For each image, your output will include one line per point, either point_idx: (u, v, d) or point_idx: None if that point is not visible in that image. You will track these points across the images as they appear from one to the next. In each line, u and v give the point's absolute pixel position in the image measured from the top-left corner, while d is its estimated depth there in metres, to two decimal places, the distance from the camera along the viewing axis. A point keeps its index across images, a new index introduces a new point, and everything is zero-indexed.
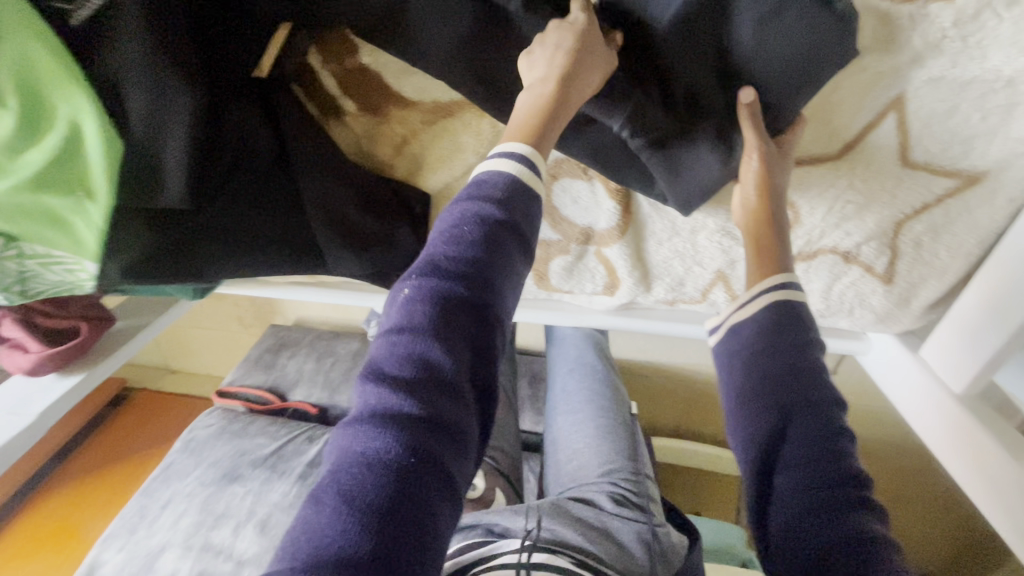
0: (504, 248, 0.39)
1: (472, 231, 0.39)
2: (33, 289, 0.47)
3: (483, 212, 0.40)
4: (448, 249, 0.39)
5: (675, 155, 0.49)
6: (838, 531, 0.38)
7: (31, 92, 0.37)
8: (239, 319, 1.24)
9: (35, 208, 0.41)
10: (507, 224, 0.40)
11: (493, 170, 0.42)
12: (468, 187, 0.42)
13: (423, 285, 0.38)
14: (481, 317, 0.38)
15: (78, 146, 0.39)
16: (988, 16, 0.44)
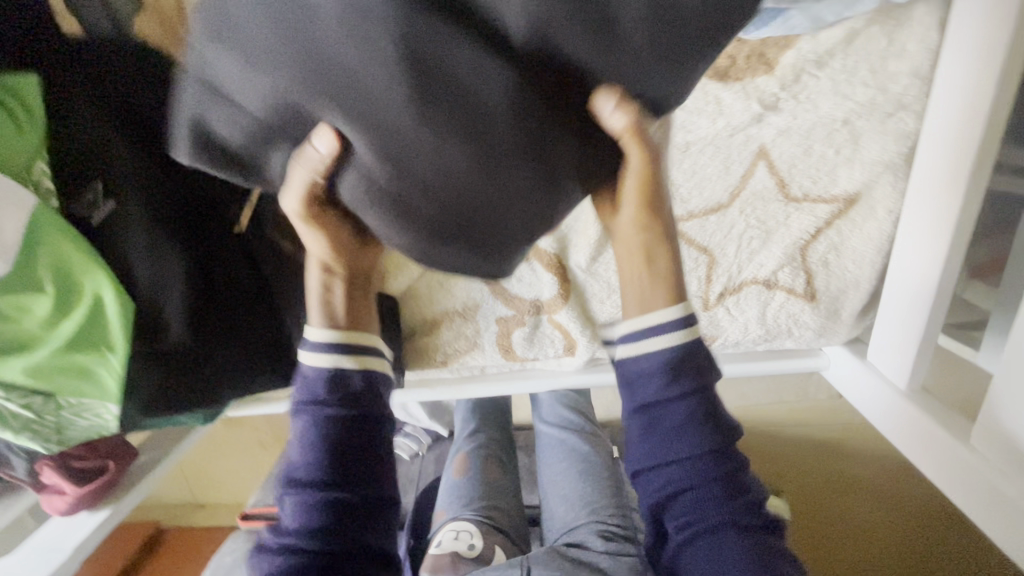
0: (359, 427, 0.49)
1: (317, 437, 0.48)
2: (69, 437, 0.55)
3: (322, 415, 0.48)
4: (301, 457, 0.48)
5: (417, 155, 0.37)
6: (741, 525, 0.46)
7: (63, 278, 0.47)
8: (261, 440, 1.31)
9: (69, 366, 0.51)
10: (346, 416, 0.48)
11: (311, 358, 0.50)
12: (297, 392, 0.51)
13: (293, 491, 0.47)
14: (352, 500, 0.46)
15: (100, 313, 0.49)
16: (807, 77, 0.55)
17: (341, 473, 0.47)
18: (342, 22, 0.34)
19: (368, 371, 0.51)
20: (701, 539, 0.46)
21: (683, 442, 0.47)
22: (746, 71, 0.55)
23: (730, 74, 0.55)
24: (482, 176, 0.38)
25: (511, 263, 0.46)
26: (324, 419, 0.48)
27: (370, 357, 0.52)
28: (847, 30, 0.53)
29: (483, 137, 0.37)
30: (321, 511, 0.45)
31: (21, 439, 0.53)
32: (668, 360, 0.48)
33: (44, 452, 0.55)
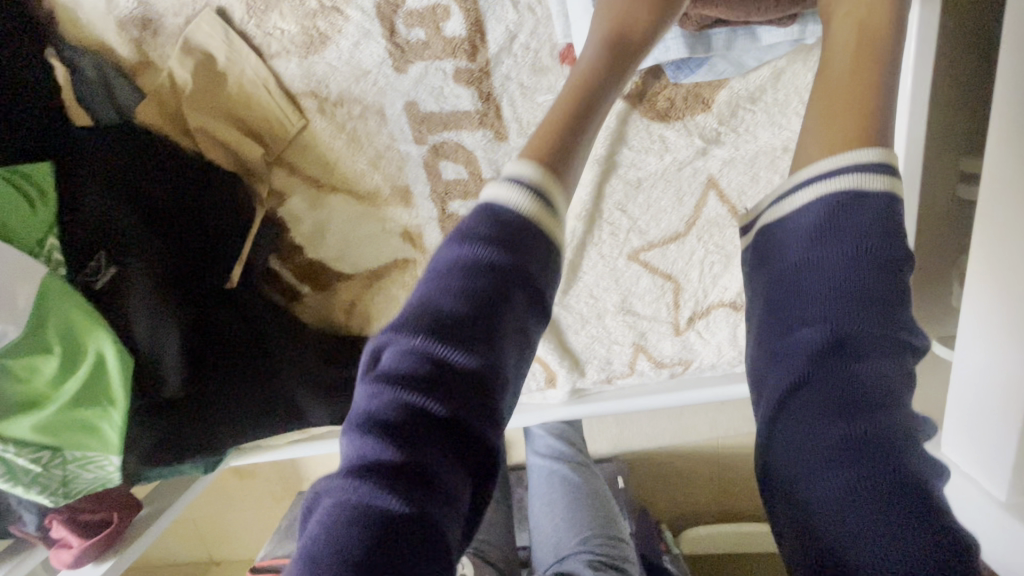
0: (506, 286, 0.40)
1: (471, 283, 0.40)
2: (75, 491, 0.59)
3: (476, 263, 0.41)
4: (450, 295, 0.40)
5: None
6: (892, 445, 0.34)
7: (69, 338, 0.52)
8: (272, 494, 1.32)
9: (75, 421, 0.55)
10: (502, 271, 0.40)
11: (507, 196, 0.43)
12: (461, 228, 0.43)
13: (405, 339, 0.39)
14: (478, 375, 0.38)
15: (102, 369, 0.54)
16: (743, 112, 0.60)
17: (483, 328, 0.39)
18: None
19: (540, 228, 0.42)
20: (838, 420, 0.35)
21: (819, 309, 0.40)
22: (685, 110, 0.60)
23: (670, 115, 0.60)
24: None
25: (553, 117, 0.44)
26: (489, 266, 0.41)
27: (551, 220, 0.43)
28: (773, 69, 0.57)
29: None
30: (426, 369, 0.37)
31: (27, 495, 0.56)
32: (836, 203, 0.41)
33: (52, 505, 0.57)
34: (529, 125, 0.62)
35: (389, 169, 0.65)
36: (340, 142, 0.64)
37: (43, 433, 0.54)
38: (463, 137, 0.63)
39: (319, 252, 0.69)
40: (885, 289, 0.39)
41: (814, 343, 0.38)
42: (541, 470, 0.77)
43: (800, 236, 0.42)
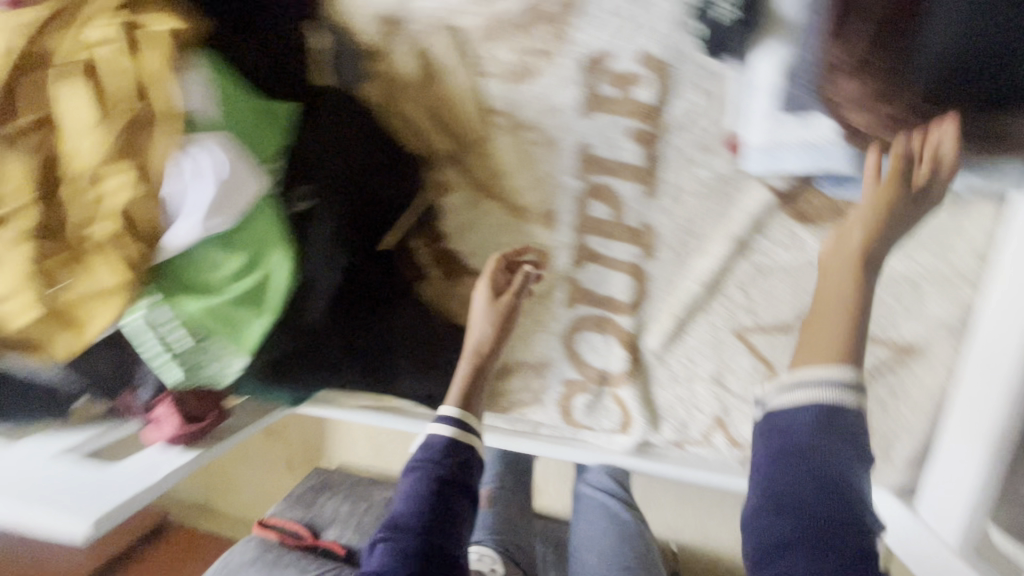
0: (448, 495, 0.57)
1: (422, 493, 0.57)
2: (196, 376, 0.67)
3: (427, 477, 0.58)
4: (407, 507, 0.57)
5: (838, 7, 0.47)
6: None
7: (257, 246, 0.61)
8: (288, 463, 1.45)
9: (228, 316, 0.63)
10: (446, 481, 0.58)
11: (434, 437, 0.61)
12: (418, 451, 0.61)
13: (387, 538, 0.56)
14: (436, 555, 0.54)
15: (269, 280, 0.62)
16: None
17: (434, 523, 0.55)
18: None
19: (470, 446, 0.61)
20: (824, 541, 0.46)
21: (800, 484, 0.48)
22: (826, 218, 0.66)
23: (811, 219, 0.66)
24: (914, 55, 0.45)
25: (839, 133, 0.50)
26: (433, 480, 0.57)
27: (476, 435, 0.62)
28: None
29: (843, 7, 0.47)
30: (402, 557, 0.54)
31: (167, 365, 0.65)
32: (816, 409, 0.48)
33: (174, 381, 0.65)
34: (680, 191, 0.69)
35: (545, 192, 0.73)
36: (512, 158, 0.73)
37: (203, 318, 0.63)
38: (619, 184, 0.71)
39: (459, 244, 0.77)
40: (842, 474, 0.47)
41: (787, 509, 0.47)
42: (590, 498, 0.83)
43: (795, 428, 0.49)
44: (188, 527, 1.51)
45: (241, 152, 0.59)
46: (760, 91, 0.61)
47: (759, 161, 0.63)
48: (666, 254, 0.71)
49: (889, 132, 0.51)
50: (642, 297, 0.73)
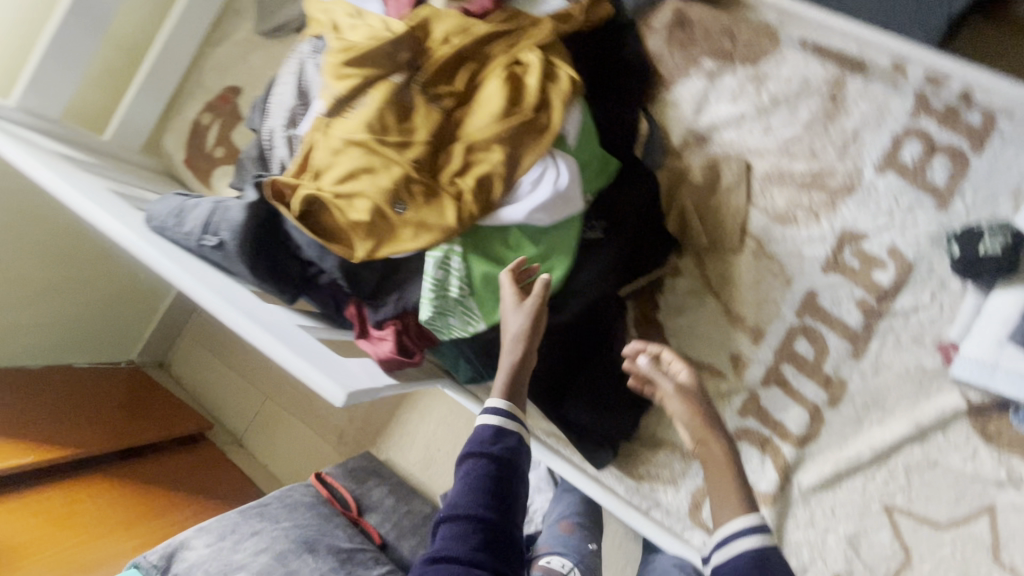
0: (507, 477, 0.59)
1: (478, 480, 0.58)
2: (438, 322, 0.77)
3: (483, 463, 0.59)
4: (465, 496, 0.58)
5: None
6: None
7: (551, 247, 0.74)
8: (338, 433, 1.56)
9: (498, 287, 0.74)
10: (502, 467, 0.59)
11: (483, 425, 0.62)
12: (467, 442, 0.62)
13: (452, 526, 0.57)
14: (502, 539, 0.56)
15: (544, 276, 0.74)
16: None
17: (495, 506, 0.57)
18: None
19: (519, 432, 0.63)
20: None
21: None
22: (1008, 445, 0.74)
23: (994, 439, 0.74)
24: None
25: None
26: (495, 464, 0.59)
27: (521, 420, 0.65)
28: None
29: None
30: (472, 540, 0.55)
31: (426, 300, 0.75)
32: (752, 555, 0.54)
33: (424, 316, 0.75)
34: (882, 365, 0.79)
35: (762, 312, 0.84)
36: (747, 275, 0.85)
37: (481, 280, 0.74)
38: (830, 336, 0.81)
39: (668, 320, 0.88)
40: None
41: None
42: None
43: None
44: (217, 447, 1.58)
45: (578, 175, 0.73)
46: (991, 318, 0.73)
47: (969, 373, 0.73)
48: (847, 409, 0.80)
49: None
50: (812, 438, 0.80)
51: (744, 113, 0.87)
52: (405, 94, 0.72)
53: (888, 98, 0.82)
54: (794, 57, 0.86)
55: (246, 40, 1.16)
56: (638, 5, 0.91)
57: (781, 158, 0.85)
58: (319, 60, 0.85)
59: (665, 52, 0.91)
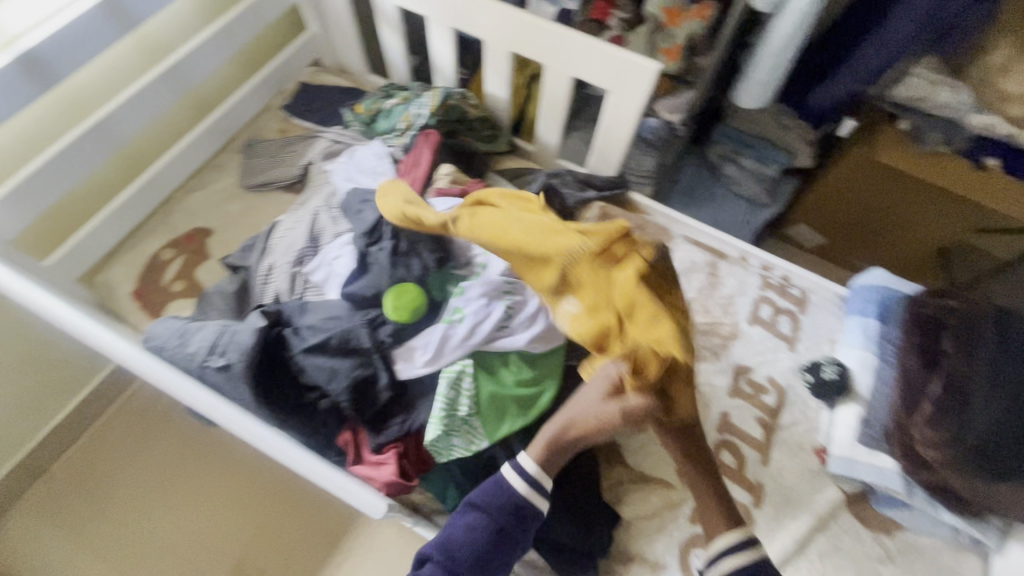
0: (500, 542, 0.73)
1: (477, 526, 0.73)
2: (443, 442, 0.83)
3: (483, 513, 0.74)
4: (466, 533, 0.73)
5: (954, 397, 0.89)
6: None
7: (543, 371, 0.90)
8: None
9: (500, 407, 0.85)
10: (500, 522, 0.73)
11: (512, 484, 0.75)
12: (491, 482, 0.77)
13: (443, 546, 0.74)
14: None
15: (539, 396, 0.88)
16: (909, 554, 0.96)
17: (484, 545, 0.72)
18: (962, 370, 0.91)
19: (541, 484, 0.75)
20: None
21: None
22: (877, 524, 0.98)
23: (867, 521, 0.98)
24: (995, 427, 0.84)
25: (950, 466, 0.87)
26: (495, 527, 0.73)
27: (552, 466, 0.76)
28: (930, 542, 0.97)
29: (963, 399, 0.88)
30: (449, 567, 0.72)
31: (436, 419, 0.82)
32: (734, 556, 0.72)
33: (432, 433, 0.81)
34: (783, 468, 1.03)
35: None
36: None
37: (485, 399, 0.85)
38: (744, 447, 1.04)
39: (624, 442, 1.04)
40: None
41: None
42: None
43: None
44: None
45: None
46: (843, 424, 1.02)
47: (840, 466, 0.98)
48: (769, 508, 0.99)
49: (968, 475, 0.86)
50: None
51: None
52: (588, 264, 0.78)
53: (744, 276, 1.22)
54: (683, 246, 1.25)
55: (226, 189, 1.26)
56: (576, 202, 1.25)
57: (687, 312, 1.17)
58: (334, 214, 1.02)
59: None
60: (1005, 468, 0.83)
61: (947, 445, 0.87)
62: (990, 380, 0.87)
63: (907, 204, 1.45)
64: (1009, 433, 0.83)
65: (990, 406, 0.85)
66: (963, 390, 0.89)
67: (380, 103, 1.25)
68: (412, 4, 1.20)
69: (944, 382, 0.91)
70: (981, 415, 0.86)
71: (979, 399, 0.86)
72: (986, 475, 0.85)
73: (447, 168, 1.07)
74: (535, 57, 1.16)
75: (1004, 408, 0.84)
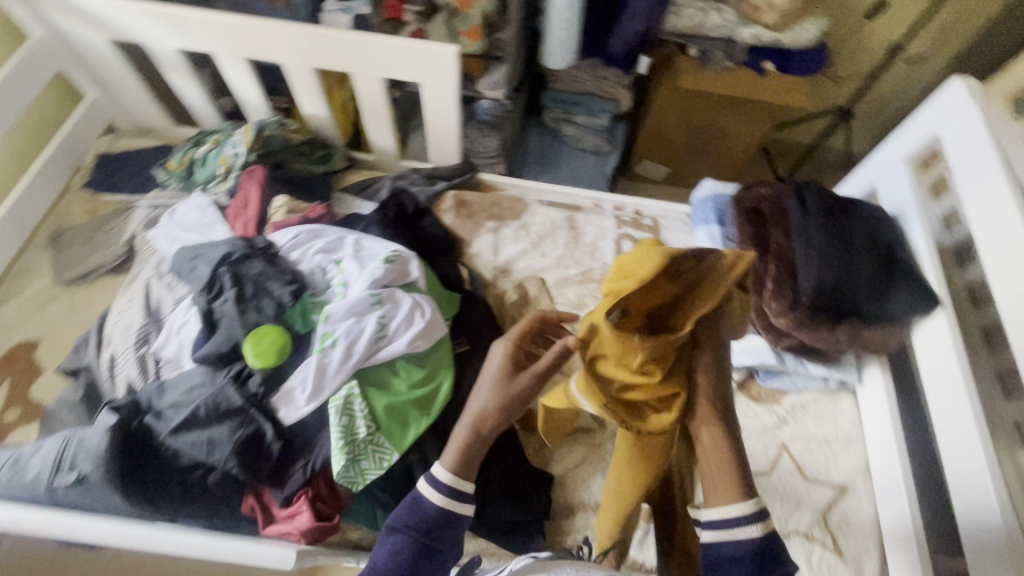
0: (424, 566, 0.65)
1: (399, 552, 0.64)
2: (351, 469, 0.80)
3: (405, 536, 0.66)
4: (386, 561, 0.64)
5: (784, 265, 1.00)
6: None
7: (434, 366, 0.90)
8: None
9: (401, 414, 0.84)
10: (423, 545, 0.65)
11: (430, 500, 0.67)
12: (407, 502, 0.69)
13: None
14: None
15: (436, 390, 0.88)
16: (797, 413, 1.10)
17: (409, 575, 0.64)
18: (783, 241, 1.02)
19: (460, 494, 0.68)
20: None
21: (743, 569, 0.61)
22: (766, 398, 1.11)
23: (758, 398, 1.11)
24: (819, 275, 0.94)
25: (801, 323, 0.97)
26: (418, 545, 0.65)
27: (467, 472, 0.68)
28: (809, 397, 1.12)
29: (791, 264, 0.99)
30: None
31: (337, 450, 0.79)
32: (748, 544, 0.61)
33: (337, 464, 0.78)
34: None
35: None
36: None
37: (383, 412, 0.83)
38: None
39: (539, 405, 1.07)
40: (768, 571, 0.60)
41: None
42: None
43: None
44: None
45: (433, 303, 0.93)
46: None
47: None
48: None
49: (815, 325, 0.97)
50: None
51: (525, 248, 1.24)
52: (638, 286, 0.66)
53: (602, 221, 1.30)
54: (541, 210, 1.30)
55: (42, 292, 1.11)
56: (429, 197, 1.25)
57: (560, 270, 1.22)
58: (170, 282, 0.94)
59: (459, 223, 1.25)
60: (838, 308, 0.95)
61: (791, 308, 0.97)
62: (803, 240, 0.98)
63: (718, 117, 1.61)
64: (830, 277, 0.94)
65: (810, 259, 0.96)
66: (789, 256, 0.99)
67: (191, 153, 1.16)
68: (192, 44, 1.13)
69: (775, 255, 1.02)
70: (805, 269, 0.96)
71: (800, 259, 0.97)
72: (828, 321, 0.96)
73: (280, 199, 1.03)
74: (340, 68, 1.14)
75: (820, 258, 0.95)
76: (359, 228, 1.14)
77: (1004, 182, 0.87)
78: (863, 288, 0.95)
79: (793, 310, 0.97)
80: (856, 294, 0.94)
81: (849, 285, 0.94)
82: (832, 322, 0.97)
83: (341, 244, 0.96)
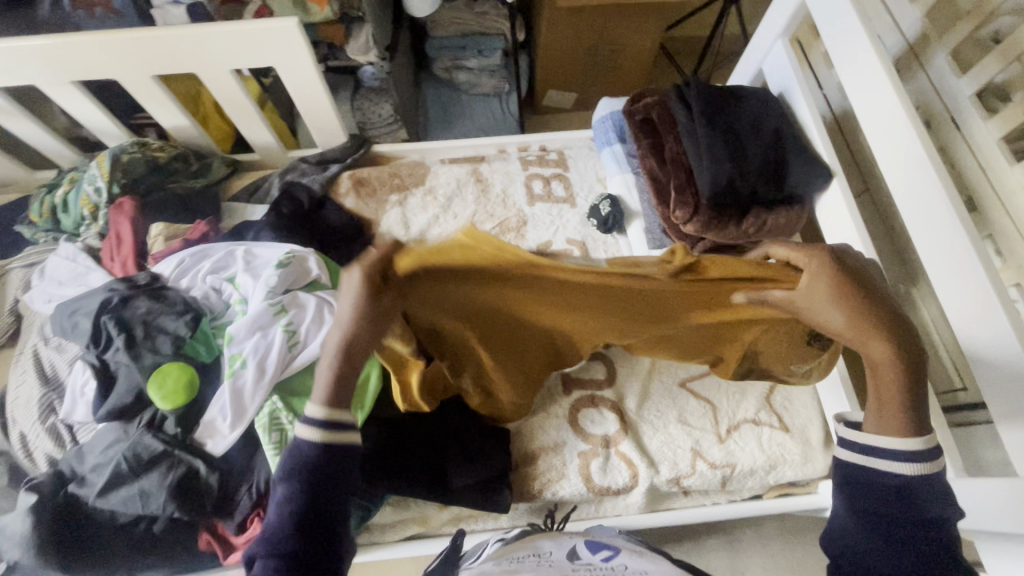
0: (322, 505, 0.57)
1: (294, 504, 0.57)
2: None
3: (294, 486, 0.57)
4: (281, 519, 0.56)
5: (683, 172, 1.00)
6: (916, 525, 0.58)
7: None
8: None
9: None
10: (317, 485, 0.57)
11: (304, 439, 0.59)
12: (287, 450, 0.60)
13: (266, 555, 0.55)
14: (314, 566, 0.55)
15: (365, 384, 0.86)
16: None
17: (308, 524, 0.56)
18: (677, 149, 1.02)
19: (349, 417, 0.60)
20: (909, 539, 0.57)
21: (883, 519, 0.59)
22: None
23: None
24: (713, 171, 0.94)
25: (709, 225, 0.97)
26: (309, 487, 0.57)
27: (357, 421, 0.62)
28: None
29: (688, 170, 1.00)
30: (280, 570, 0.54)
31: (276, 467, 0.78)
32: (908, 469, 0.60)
33: None
34: None
35: None
36: None
37: None
38: None
39: None
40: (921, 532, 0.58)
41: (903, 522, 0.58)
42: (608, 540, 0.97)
43: (596, 550, 0.56)
44: None
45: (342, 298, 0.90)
46: (636, 243, 1.12)
47: None
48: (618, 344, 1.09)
49: (722, 224, 0.97)
50: (614, 375, 1.06)
51: (435, 214, 1.20)
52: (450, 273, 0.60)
53: (507, 167, 1.26)
54: (443, 169, 1.25)
55: None
56: (323, 185, 1.19)
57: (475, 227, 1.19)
58: (61, 344, 0.88)
59: (361, 204, 1.20)
60: (739, 202, 0.96)
61: (697, 214, 0.97)
62: (694, 143, 0.98)
63: (607, 28, 1.55)
64: (724, 172, 0.94)
65: (703, 159, 0.96)
66: (686, 163, 1.00)
67: (50, 200, 1.07)
68: (7, 78, 1.00)
69: (673, 166, 1.02)
70: (702, 171, 0.96)
71: (696, 162, 0.97)
72: (733, 216, 0.97)
73: (155, 228, 0.96)
74: (182, 69, 1.04)
75: (710, 156, 0.95)
76: (254, 236, 1.08)
77: (865, 37, 0.88)
78: (760, 176, 0.95)
79: (699, 213, 0.97)
80: (754, 182, 0.95)
81: (743, 176, 0.94)
82: (738, 216, 0.98)
83: (231, 259, 0.91)
